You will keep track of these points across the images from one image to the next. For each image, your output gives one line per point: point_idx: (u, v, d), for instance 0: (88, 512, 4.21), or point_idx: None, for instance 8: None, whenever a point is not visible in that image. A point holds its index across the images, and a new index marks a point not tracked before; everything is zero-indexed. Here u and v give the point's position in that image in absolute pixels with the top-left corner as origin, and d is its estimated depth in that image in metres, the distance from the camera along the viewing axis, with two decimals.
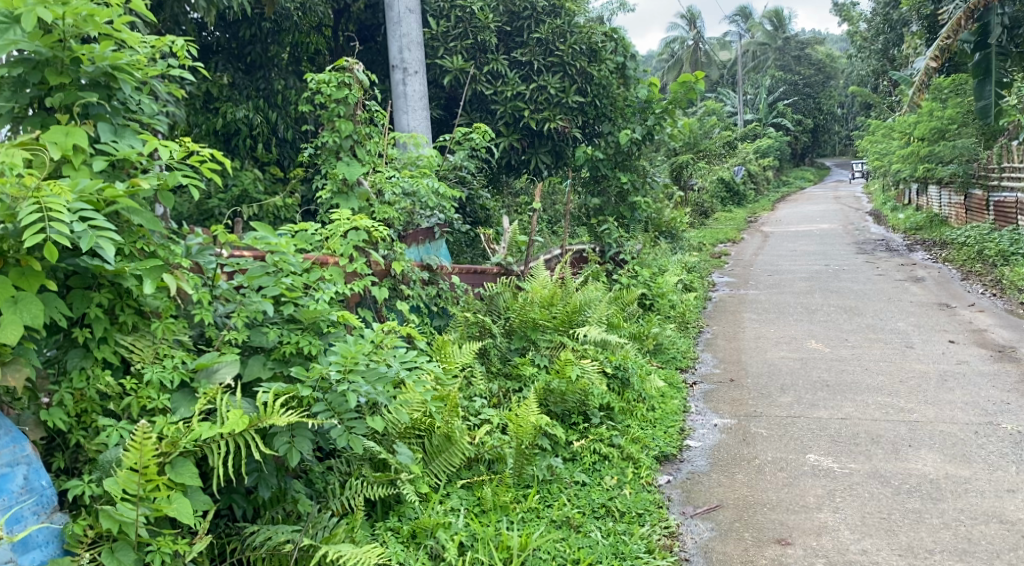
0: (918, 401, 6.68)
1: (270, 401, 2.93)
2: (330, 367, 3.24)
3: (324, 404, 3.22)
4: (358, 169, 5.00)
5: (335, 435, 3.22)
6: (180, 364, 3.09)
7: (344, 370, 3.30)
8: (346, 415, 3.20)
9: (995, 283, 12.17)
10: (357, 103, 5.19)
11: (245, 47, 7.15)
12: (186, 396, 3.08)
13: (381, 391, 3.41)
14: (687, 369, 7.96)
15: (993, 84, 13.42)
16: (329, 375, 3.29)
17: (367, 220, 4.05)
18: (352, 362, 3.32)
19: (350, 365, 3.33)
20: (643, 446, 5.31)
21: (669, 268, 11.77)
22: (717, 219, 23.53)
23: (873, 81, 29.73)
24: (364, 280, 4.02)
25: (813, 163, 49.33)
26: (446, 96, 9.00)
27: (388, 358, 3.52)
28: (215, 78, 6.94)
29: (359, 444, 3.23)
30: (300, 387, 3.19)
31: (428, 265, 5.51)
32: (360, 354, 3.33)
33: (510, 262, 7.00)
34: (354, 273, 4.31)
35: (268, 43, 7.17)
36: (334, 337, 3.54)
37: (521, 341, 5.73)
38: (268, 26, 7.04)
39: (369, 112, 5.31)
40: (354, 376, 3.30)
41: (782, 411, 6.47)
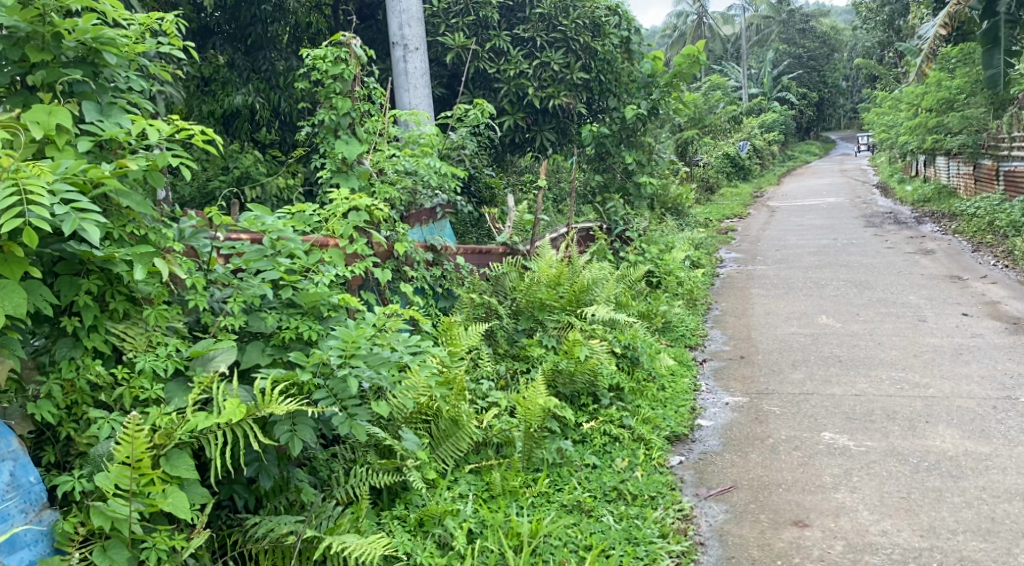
0: (934, 376, 6.55)
1: (268, 389, 2.82)
2: (330, 352, 3.11)
3: (326, 391, 3.10)
4: (357, 148, 4.83)
5: (336, 423, 3.09)
6: (175, 352, 2.98)
7: (345, 355, 3.16)
8: (348, 401, 3.08)
9: (1007, 253, 12.01)
10: (354, 79, 5.01)
11: (245, 28, 6.99)
12: (181, 385, 2.96)
13: (384, 376, 3.28)
14: (697, 346, 7.85)
15: (1001, 52, 13.29)
16: (330, 360, 3.15)
17: (366, 200, 3.92)
18: (354, 345, 3.19)
19: (351, 349, 3.20)
20: (654, 427, 5.20)
21: (677, 245, 11.62)
22: (722, 194, 23.34)
23: (879, 52, 29.35)
24: (365, 262, 3.89)
25: (819, 136, 48.86)
26: (448, 74, 8.83)
27: (391, 343, 3.39)
28: (214, 59, 6.78)
29: (363, 431, 3.11)
30: (300, 374, 3.07)
31: (432, 246, 5.37)
32: (362, 338, 3.20)
33: (516, 243, 6.87)
34: (354, 254, 4.20)
35: (267, 24, 7.01)
36: (335, 321, 3.41)
37: (528, 322, 5.66)
38: (265, 5, 6.87)
39: (368, 90, 5.11)
40: (356, 362, 3.16)
41: (795, 388, 6.36)
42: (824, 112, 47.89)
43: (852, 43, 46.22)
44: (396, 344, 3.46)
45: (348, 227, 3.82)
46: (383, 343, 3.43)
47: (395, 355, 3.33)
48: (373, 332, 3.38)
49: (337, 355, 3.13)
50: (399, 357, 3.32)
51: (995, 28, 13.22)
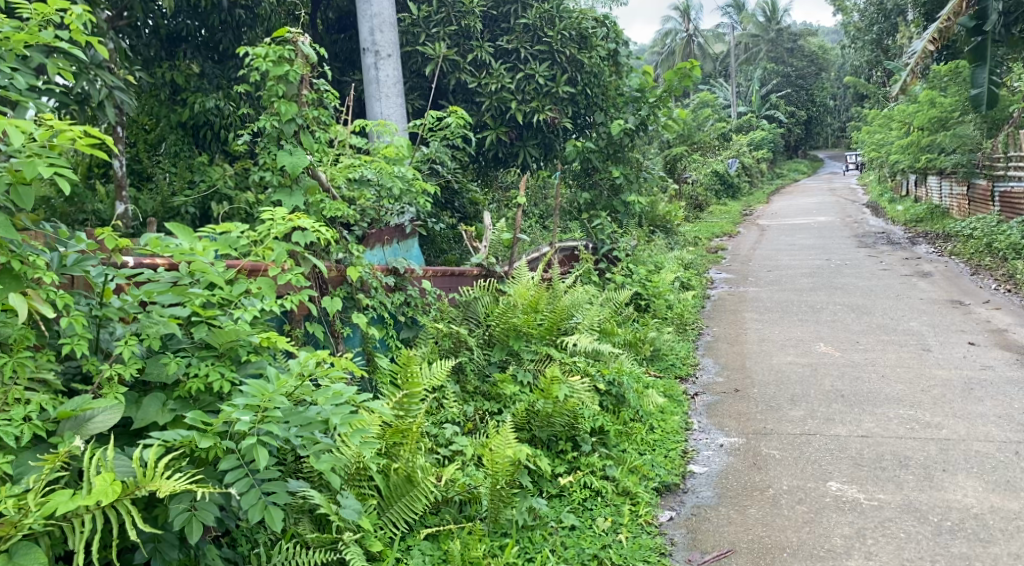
0: (947, 414, 6.02)
1: (150, 465, 2.34)
2: (237, 412, 2.55)
3: (236, 460, 2.56)
4: (303, 162, 3.97)
5: (246, 505, 2.52)
6: (36, 413, 2.43)
7: (257, 415, 2.60)
8: (260, 473, 2.53)
9: (1007, 277, 11.51)
10: (302, 79, 4.14)
11: (217, 36, 6.42)
12: (39, 453, 2.44)
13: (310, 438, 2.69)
14: (687, 377, 7.29)
15: (987, 71, 13.12)
16: (240, 421, 2.58)
17: (310, 221, 3.32)
18: (267, 403, 2.63)
19: (266, 407, 2.65)
20: (642, 477, 4.64)
21: (667, 266, 11.10)
22: (711, 212, 22.82)
23: (867, 71, 29.04)
24: (302, 294, 3.30)
25: (805, 155, 48.68)
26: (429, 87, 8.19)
27: (316, 395, 2.84)
28: (183, 67, 6.27)
29: (278, 516, 2.56)
30: (197, 441, 2.52)
31: (393, 269, 4.77)
32: (280, 394, 2.65)
33: (492, 264, 6.25)
34: (288, 285, 3.57)
35: (241, 30, 6.41)
36: (256, 367, 2.85)
37: (503, 355, 5.04)
38: (234, 7, 6.26)
39: (317, 92, 4.25)
40: (270, 420, 2.62)
41: (794, 428, 5.79)
42: (814, 130, 47.68)
43: (841, 62, 46.05)
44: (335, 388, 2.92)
45: (284, 253, 3.20)
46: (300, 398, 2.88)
47: (321, 411, 2.78)
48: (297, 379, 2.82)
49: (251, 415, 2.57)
50: (329, 415, 2.77)
51: (983, 46, 13.13)
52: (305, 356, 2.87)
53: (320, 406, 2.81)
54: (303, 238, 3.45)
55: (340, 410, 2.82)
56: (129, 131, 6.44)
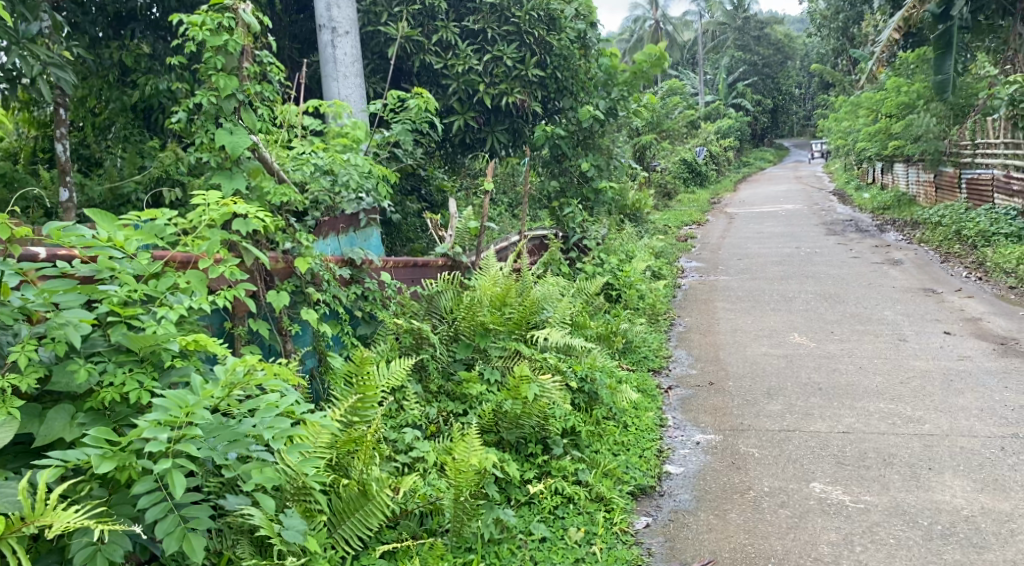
0: (928, 408, 5.81)
1: (43, 497, 2.20)
2: (150, 431, 2.40)
3: (151, 484, 2.43)
4: (245, 143, 3.63)
5: (161, 535, 2.40)
6: None
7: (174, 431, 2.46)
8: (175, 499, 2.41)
9: (977, 264, 11.40)
10: (245, 51, 3.76)
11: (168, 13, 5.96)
12: None
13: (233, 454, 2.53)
14: (660, 369, 7.04)
15: (952, 58, 13.09)
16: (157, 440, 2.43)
17: (248, 206, 3.04)
18: (188, 417, 2.48)
19: (185, 421, 2.50)
20: (616, 480, 4.37)
21: (637, 255, 10.85)
22: (680, 200, 22.65)
23: (833, 60, 29.05)
24: (236, 290, 3.06)
25: (772, 143, 48.81)
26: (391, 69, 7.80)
27: (246, 408, 2.69)
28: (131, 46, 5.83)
29: (198, 547, 2.43)
30: (103, 466, 2.38)
31: (349, 260, 4.44)
32: (201, 407, 2.50)
33: (459, 254, 5.91)
34: (221, 277, 3.28)
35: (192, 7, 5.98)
36: (180, 374, 2.68)
37: (469, 352, 4.73)
38: None
39: (260, 66, 3.87)
40: (189, 436, 2.48)
41: (773, 423, 5.54)
42: (779, 118, 47.84)
43: (806, 51, 46.14)
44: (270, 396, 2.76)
45: (216, 242, 2.94)
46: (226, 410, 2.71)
47: (248, 425, 2.64)
48: (225, 388, 2.65)
49: (165, 434, 2.42)
50: (259, 429, 2.64)
51: (948, 33, 13.02)
52: (235, 365, 2.70)
53: (250, 419, 2.67)
54: (243, 231, 3.23)
55: (273, 424, 2.68)
56: (73, 113, 5.98)
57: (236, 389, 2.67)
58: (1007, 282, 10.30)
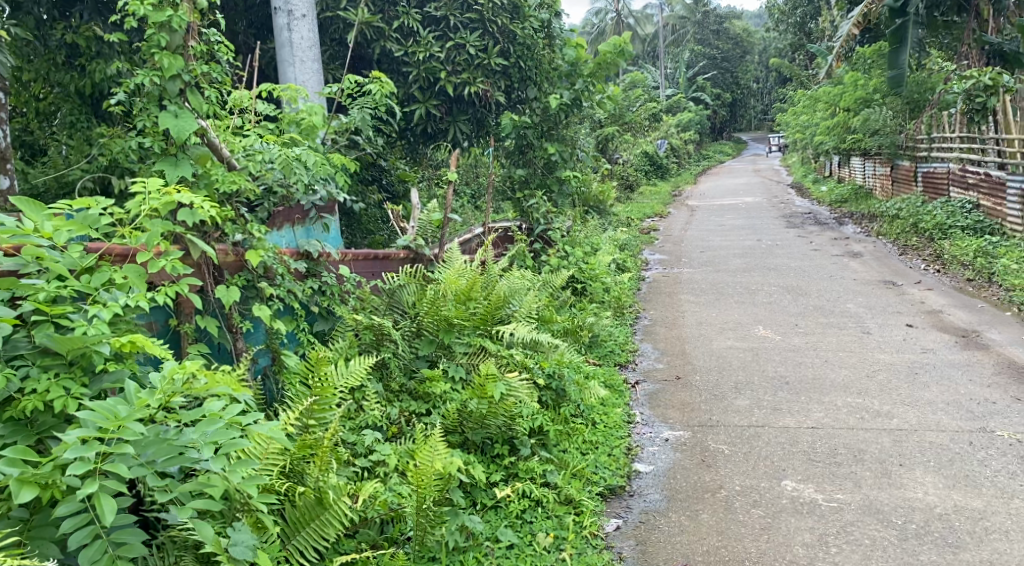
0: (895, 402, 5.76)
1: None
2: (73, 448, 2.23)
3: (77, 504, 2.26)
4: (191, 127, 3.39)
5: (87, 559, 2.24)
6: None
7: (102, 447, 2.30)
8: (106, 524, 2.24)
9: (935, 257, 11.49)
10: (190, 29, 3.53)
11: None
12: None
13: (169, 471, 2.36)
14: (626, 364, 6.92)
15: (908, 52, 13.10)
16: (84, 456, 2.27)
17: (192, 195, 2.86)
18: (119, 431, 2.32)
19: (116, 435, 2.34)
20: (585, 481, 4.24)
21: (602, 247, 10.74)
22: (642, 192, 22.67)
23: (790, 54, 29.28)
24: (179, 286, 2.88)
25: (731, 136, 49.18)
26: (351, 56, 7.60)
27: (187, 419, 2.52)
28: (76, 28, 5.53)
29: None
30: (22, 486, 2.22)
31: (305, 253, 4.25)
32: (134, 420, 2.35)
33: (421, 246, 5.71)
34: (162, 272, 3.09)
35: None
36: (112, 380, 2.50)
37: (432, 349, 4.56)
38: None
39: (208, 47, 3.63)
40: (119, 453, 2.30)
41: (742, 419, 5.45)
42: (737, 112, 48.24)
43: (764, 45, 46.54)
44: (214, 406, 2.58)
45: (156, 233, 2.77)
46: (165, 421, 2.54)
47: (188, 439, 2.45)
48: (162, 397, 2.49)
49: (92, 451, 2.26)
50: (200, 441, 2.45)
51: (903, 28, 13.06)
52: (173, 373, 2.54)
53: (191, 431, 2.47)
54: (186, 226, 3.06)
55: (218, 436, 2.50)
56: (17, 99, 5.67)
57: (174, 398, 2.51)
58: (964, 274, 10.38)
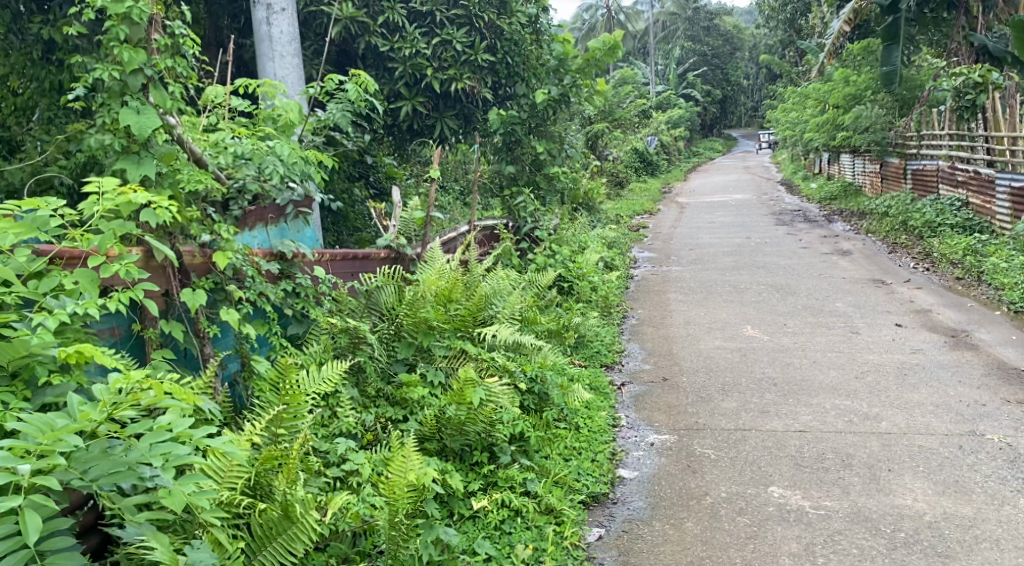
0: (885, 404, 5.67)
1: None
2: (7, 462, 2.10)
3: (11, 525, 2.12)
4: (152, 124, 3.26)
5: None
6: None
7: (37, 462, 2.17)
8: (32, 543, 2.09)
9: (924, 255, 11.42)
10: (153, 23, 3.43)
11: None
12: None
13: (110, 487, 2.26)
14: (613, 365, 6.81)
15: (899, 48, 13.07)
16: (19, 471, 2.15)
17: (147, 195, 2.78)
18: (55, 444, 2.21)
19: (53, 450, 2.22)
20: (567, 489, 4.13)
21: (590, 246, 10.63)
22: (632, 190, 22.59)
23: (780, 50, 29.25)
24: (131, 292, 2.80)
25: (721, 133, 49.19)
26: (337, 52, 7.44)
27: (132, 433, 2.40)
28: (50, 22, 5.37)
29: None
30: None
31: (278, 253, 4.14)
32: (72, 432, 2.24)
33: (402, 246, 5.58)
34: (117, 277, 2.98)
35: None
36: (56, 394, 2.43)
37: (410, 353, 4.44)
38: None
39: (173, 41, 3.50)
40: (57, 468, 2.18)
41: (728, 423, 5.34)
42: (727, 109, 48.21)
43: (754, 42, 46.54)
44: (162, 419, 2.49)
45: (108, 237, 2.68)
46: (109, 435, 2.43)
47: (135, 455, 2.36)
48: (106, 410, 2.39)
49: (26, 466, 2.13)
50: (146, 457, 2.34)
51: (895, 24, 13.02)
52: (116, 384, 2.46)
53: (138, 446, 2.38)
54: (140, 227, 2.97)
55: (166, 451, 2.39)
56: None
57: (118, 411, 2.42)
58: (954, 272, 10.32)
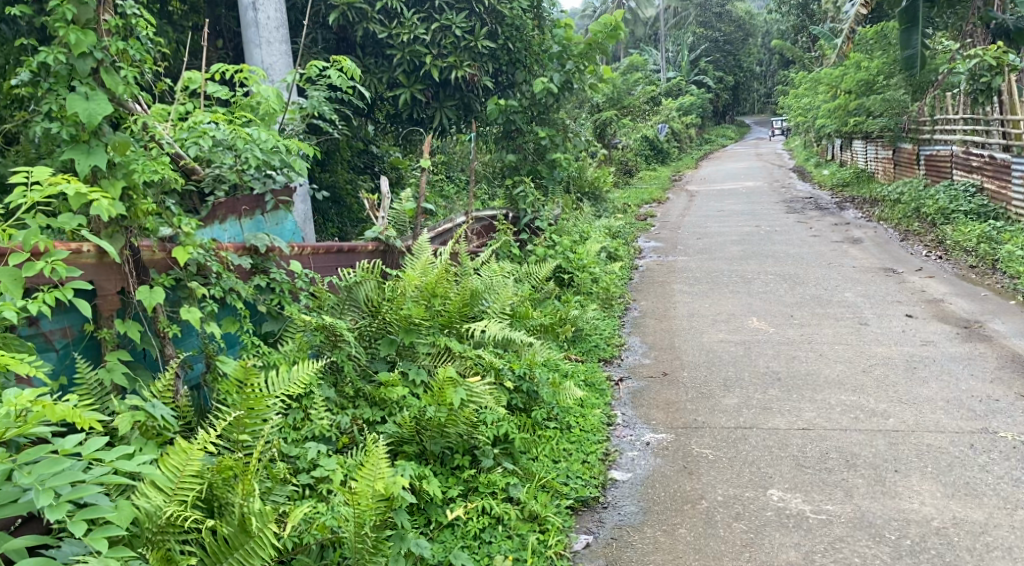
0: (893, 401, 5.43)
1: None
2: None
3: None
4: (104, 111, 3.16)
5: None
6: None
7: None
8: None
9: (936, 243, 11.14)
10: (102, 3, 3.35)
11: None
12: None
13: None
14: (611, 360, 6.61)
15: (919, 31, 12.71)
16: None
17: (76, 189, 2.84)
18: None
19: None
20: (554, 493, 3.95)
21: (593, 236, 10.40)
22: (641, 178, 22.29)
23: (793, 36, 28.84)
24: (54, 293, 2.80)
25: (733, 121, 48.73)
26: (335, 40, 7.16)
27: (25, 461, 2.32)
28: None
29: None
30: None
31: (249, 248, 3.97)
32: None
33: (391, 238, 5.37)
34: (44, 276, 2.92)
35: None
36: None
37: (391, 351, 4.26)
38: None
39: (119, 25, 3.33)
40: None
41: (728, 420, 5.13)
42: (739, 96, 47.74)
43: (767, 29, 46.02)
44: (68, 441, 2.41)
45: (32, 233, 2.72)
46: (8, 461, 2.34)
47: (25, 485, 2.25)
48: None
49: None
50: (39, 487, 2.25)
51: (914, 6, 12.65)
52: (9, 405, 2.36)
53: (29, 474, 2.27)
54: (72, 223, 2.99)
55: (62, 477, 2.29)
56: None
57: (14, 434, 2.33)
58: (968, 261, 10.03)
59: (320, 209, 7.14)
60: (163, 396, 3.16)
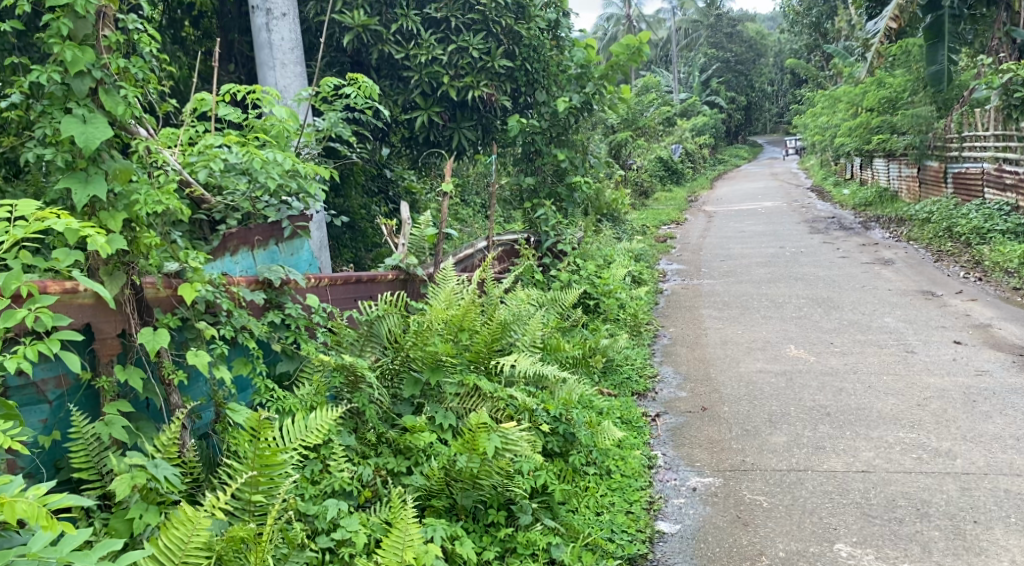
0: (956, 438, 5.01)
1: None
2: None
3: None
4: (103, 135, 2.83)
5: None
6: None
7: None
8: None
9: (973, 264, 10.69)
10: (102, 17, 3.00)
11: None
12: None
13: None
14: (645, 393, 6.20)
15: (946, 46, 12.33)
16: None
17: (65, 223, 2.52)
18: None
19: None
20: (599, 551, 3.58)
21: (615, 260, 9.99)
22: (656, 199, 21.86)
23: (806, 55, 28.52)
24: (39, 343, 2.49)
25: (746, 140, 48.34)
26: (348, 62, 6.84)
27: None
28: None
29: None
30: None
31: (261, 282, 3.63)
32: None
33: (412, 266, 4.99)
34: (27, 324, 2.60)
35: None
36: None
37: (416, 391, 3.90)
38: None
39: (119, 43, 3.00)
40: None
41: (778, 462, 4.72)
42: (751, 116, 47.41)
43: (779, 48, 45.77)
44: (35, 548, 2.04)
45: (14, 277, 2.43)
46: None
47: None
48: None
49: None
50: None
51: (939, 21, 12.31)
52: None
53: None
54: (67, 259, 2.69)
55: None
56: None
57: None
58: (1009, 282, 9.58)
59: (334, 236, 6.78)
60: (167, 452, 2.81)
